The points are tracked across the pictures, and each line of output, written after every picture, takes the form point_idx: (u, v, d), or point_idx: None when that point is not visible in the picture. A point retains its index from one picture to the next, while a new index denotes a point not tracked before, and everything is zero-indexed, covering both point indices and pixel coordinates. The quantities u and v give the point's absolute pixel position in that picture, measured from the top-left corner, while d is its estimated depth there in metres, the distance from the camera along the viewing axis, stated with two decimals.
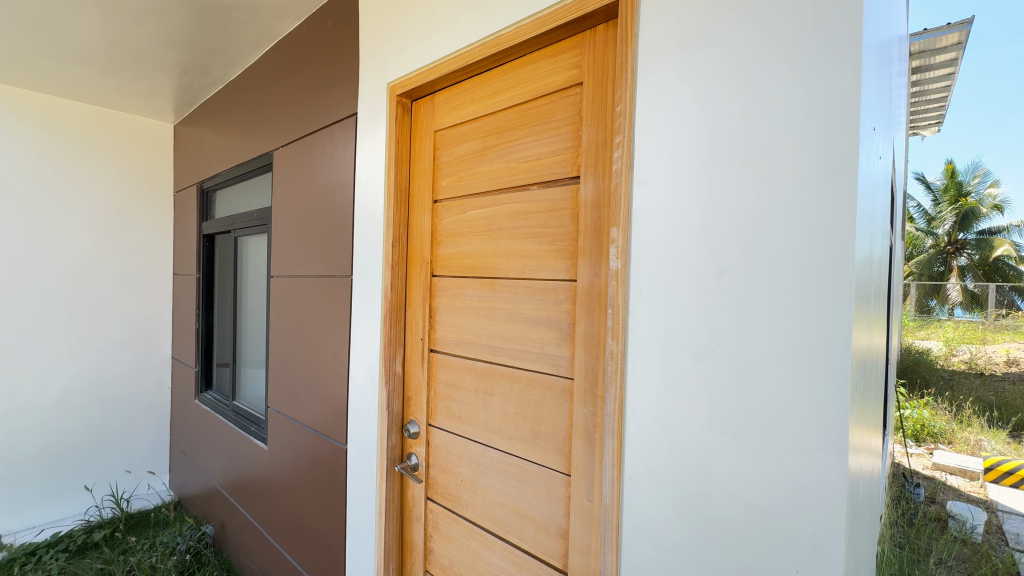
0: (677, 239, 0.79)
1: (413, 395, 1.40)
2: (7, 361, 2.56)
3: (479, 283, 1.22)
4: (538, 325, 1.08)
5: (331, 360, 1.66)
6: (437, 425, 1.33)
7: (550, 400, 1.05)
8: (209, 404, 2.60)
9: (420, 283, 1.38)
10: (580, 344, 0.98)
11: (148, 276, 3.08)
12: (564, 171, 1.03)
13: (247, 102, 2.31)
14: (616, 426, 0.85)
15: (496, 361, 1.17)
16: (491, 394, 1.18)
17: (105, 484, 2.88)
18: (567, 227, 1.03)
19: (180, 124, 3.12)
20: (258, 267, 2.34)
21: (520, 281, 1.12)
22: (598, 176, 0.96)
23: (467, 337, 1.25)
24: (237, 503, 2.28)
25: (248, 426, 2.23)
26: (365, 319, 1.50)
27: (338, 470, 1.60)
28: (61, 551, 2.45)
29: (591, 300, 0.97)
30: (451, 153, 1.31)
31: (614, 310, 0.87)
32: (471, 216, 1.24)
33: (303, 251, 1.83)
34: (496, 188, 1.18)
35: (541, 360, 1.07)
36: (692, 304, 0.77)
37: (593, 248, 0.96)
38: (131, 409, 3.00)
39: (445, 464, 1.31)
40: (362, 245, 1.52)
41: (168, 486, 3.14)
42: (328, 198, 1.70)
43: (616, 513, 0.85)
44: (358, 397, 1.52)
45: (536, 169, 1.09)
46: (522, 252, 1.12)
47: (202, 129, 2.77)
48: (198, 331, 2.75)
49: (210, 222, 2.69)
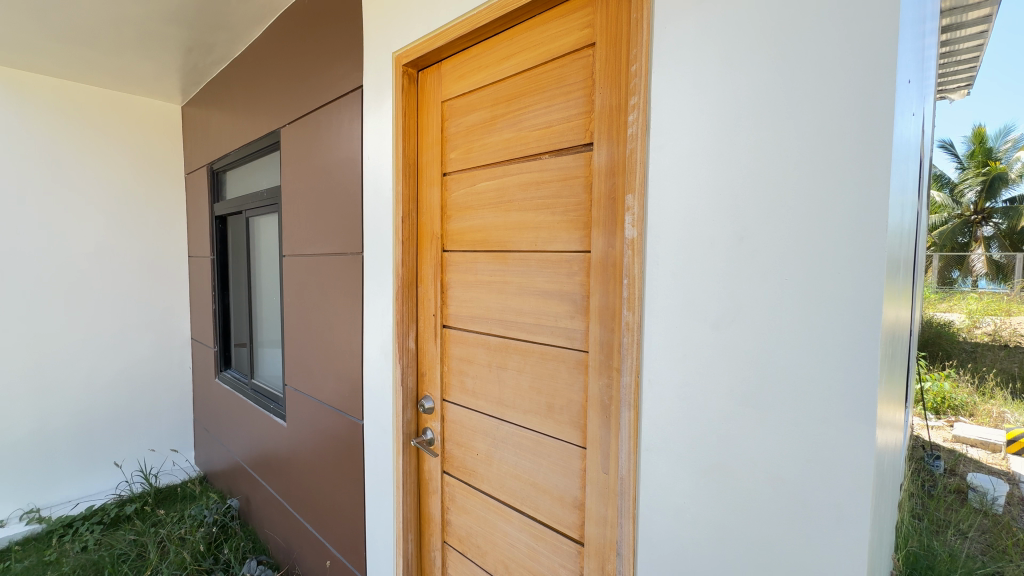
0: (694, 203, 0.75)
1: (427, 370, 1.40)
2: (34, 344, 2.64)
3: (490, 257, 1.20)
4: (552, 297, 1.06)
5: (346, 337, 1.66)
6: (451, 400, 1.34)
7: (565, 373, 1.04)
8: (229, 383, 2.66)
9: (432, 258, 1.36)
10: (594, 315, 0.96)
11: (164, 259, 3.12)
12: (576, 138, 0.99)
13: (251, 79, 2.28)
14: (633, 398, 0.84)
15: (509, 335, 1.16)
16: (505, 368, 1.17)
17: (134, 460, 2.99)
18: (580, 196, 0.99)
19: (187, 105, 3.10)
20: (270, 247, 2.34)
21: (533, 254, 1.10)
22: (612, 141, 0.92)
23: (480, 311, 1.23)
24: (261, 477, 2.34)
25: (267, 403, 2.28)
26: (377, 296, 1.49)
27: (355, 445, 1.63)
28: (96, 524, 2.57)
29: (605, 271, 0.94)
30: (458, 124, 1.28)
31: (629, 280, 0.85)
32: (481, 188, 1.22)
33: (315, 230, 1.82)
34: (506, 158, 1.15)
35: (555, 333, 1.05)
36: (711, 270, 0.74)
37: (607, 218, 0.93)
38: (154, 389, 3.09)
39: (460, 438, 1.31)
40: (372, 221, 1.50)
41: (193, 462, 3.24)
42: (337, 176, 1.68)
43: (633, 485, 0.84)
44: (372, 373, 1.53)
45: (546, 138, 1.06)
46: (535, 223, 1.09)
47: (209, 109, 2.75)
48: (214, 311, 2.80)
49: (221, 203, 2.69)
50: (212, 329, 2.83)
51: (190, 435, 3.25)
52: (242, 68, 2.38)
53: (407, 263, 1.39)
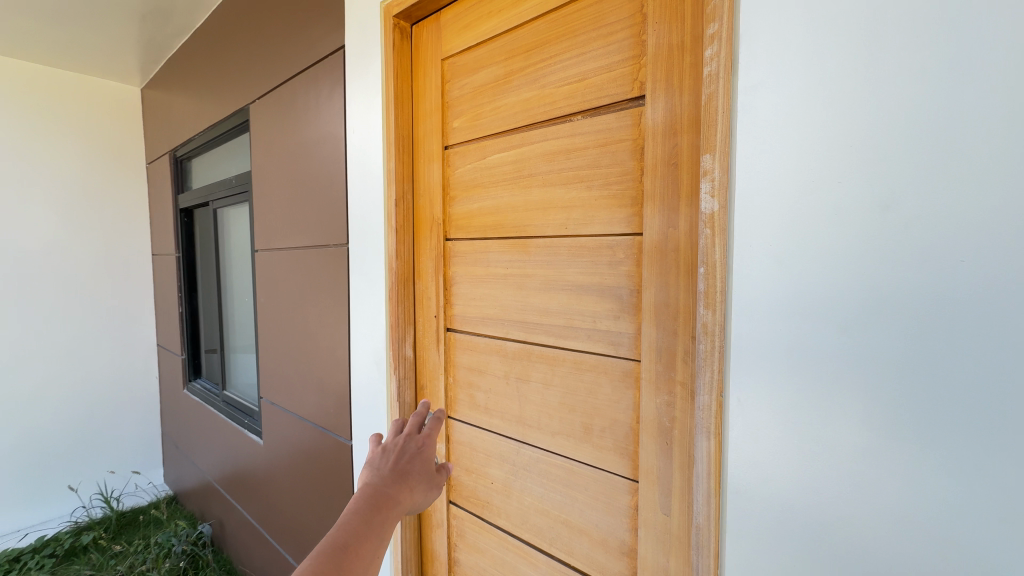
0: (809, 161, 0.55)
1: (428, 382, 1.18)
2: None
3: (506, 246, 0.99)
4: (589, 293, 0.85)
5: (330, 344, 1.42)
6: (458, 417, 1.12)
7: (607, 386, 0.83)
8: (199, 394, 2.39)
9: (432, 248, 1.14)
10: (649, 315, 0.76)
11: (124, 258, 2.82)
12: (620, 91, 0.79)
13: (216, 52, 2.01)
14: (714, 424, 0.64)
15: (532, 340, 0.95)
16: (527, 379, 0.96)
17: (92, 483, 2.69)
18: (625, 164, 0.79)
19: (147, 88, 2.81)
20: (242, 242, 2.08)
21: (562, 240, 0.89)
22: (672, 91, 0.72)
23: (493, 312, 1.02)
24: (236, 501, 2.08)
25: (241, 418, 2.03)
26: (366, 295, 1.27)
27: (342, 469, 1.40)
28: (49, 557, 2.27)
29: (664, 259, 0.74)
30: (463, 85, 1.06)
31: (705, 268, 0.64)
32: (493, 161, 1.00)
33: (292, 220, 1.57)
34: (526, 123, 0.94)
35: (593, 337, 0.85)
36: (835, 252, 0.54)
37: (666, 190, 0.73)
38: (116, 402, 2.79)
39: (470, 463, 1.10)
40: (359, 206, 1.28)
41: (161, 481, 2.95)
42: (316, 157, 1.45)
43: (714, 538, 0.64)
44: (362, 386, 1.30)
45: (579, 95, 0.85)
46: (565, 202, 0.88)
47: (171, 89, 2.46)
48: (181, 315, 2.52)
49: (186, 194, 2.42)
50: (179, 335, 2.56)
51: (158, 450, 2.96)
52: (207, 41, 2.11)
53: (402, 254, 1.16)
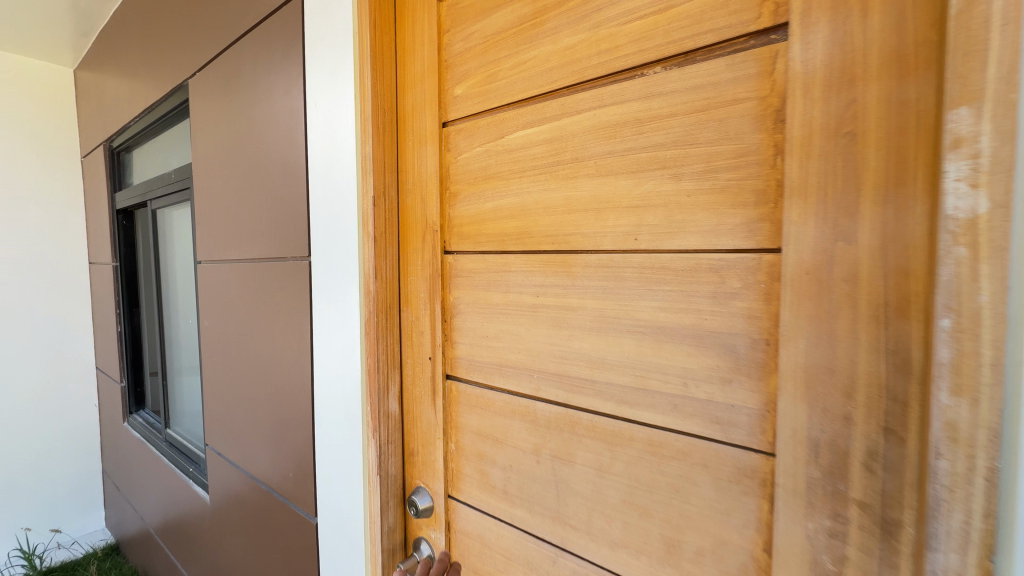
0: None
1: (419, 447, 0.86)
2: None
3: (535, 263, 0.68)
4: (677, 340, 0.55)
5: (288, 386, 1.09)
6: (461, 499, 0.81)
7: (706, 487, 0.54)
8: (140, 430, 2.01)
9: (426, 264, 0.82)
10: (796, 385, 0.46)
11: (53, 267, 2.41)
12: (736, 21, 0.49)
13: (150, 18, 1.65)
14: None
15: (577, 404, 0.64)
16: (569, 461, 0.66)
17: (11, 538, 2.27)
18: (745, 139, 0.49)
19: (80, 68, 2.40)
20: (185, 250, 1.72)
21: (631, 258, 0.58)
22: (844, 9, 0.42)
23: (516, 358, 0.71)
24: (180, 564, 1.72)
25: (185, 465, 1.66)
26: (335, 326, 0.94)
27: (304, 551, 1.07)
28: None
29: (826, 294, 0.44)
30: (469, 35, 0.75)
31: (954, 322, 0.35)
32: (516, 141, 0.69)
33: (238, 226, 1.23)
34: (568, 82, 0.63)
35: (681, 409, 0.55)
36: None
37: (830, 180, 0.44)
38: (43, 437, 2.38)
39: (480, 565, 0.79)
40: (325, 207, 0.95)
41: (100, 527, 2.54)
42: (268, 143, 1.11)
43: None
44: (330, 446, 0.98)
45: (658, 33, 0.55)
46: (636, 199, 0.57)
47: (103, 67, 2.07)
48: (119, 335, 2.14)
49: (122, 193, 2.04)
50: (117, 359, 2.17)
51: (97, 491, 2.55)
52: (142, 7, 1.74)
53: (385, 273, 0.85)
